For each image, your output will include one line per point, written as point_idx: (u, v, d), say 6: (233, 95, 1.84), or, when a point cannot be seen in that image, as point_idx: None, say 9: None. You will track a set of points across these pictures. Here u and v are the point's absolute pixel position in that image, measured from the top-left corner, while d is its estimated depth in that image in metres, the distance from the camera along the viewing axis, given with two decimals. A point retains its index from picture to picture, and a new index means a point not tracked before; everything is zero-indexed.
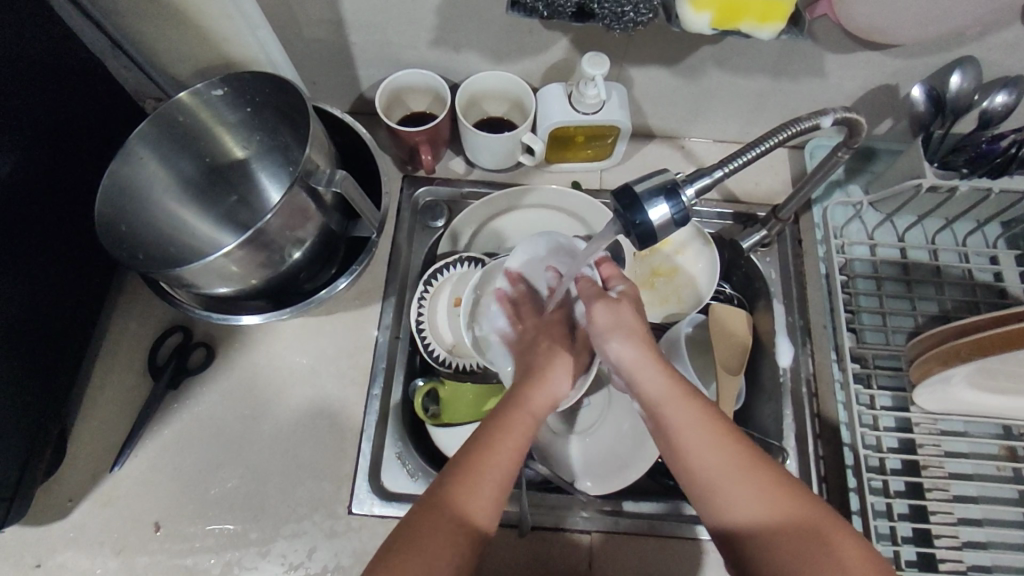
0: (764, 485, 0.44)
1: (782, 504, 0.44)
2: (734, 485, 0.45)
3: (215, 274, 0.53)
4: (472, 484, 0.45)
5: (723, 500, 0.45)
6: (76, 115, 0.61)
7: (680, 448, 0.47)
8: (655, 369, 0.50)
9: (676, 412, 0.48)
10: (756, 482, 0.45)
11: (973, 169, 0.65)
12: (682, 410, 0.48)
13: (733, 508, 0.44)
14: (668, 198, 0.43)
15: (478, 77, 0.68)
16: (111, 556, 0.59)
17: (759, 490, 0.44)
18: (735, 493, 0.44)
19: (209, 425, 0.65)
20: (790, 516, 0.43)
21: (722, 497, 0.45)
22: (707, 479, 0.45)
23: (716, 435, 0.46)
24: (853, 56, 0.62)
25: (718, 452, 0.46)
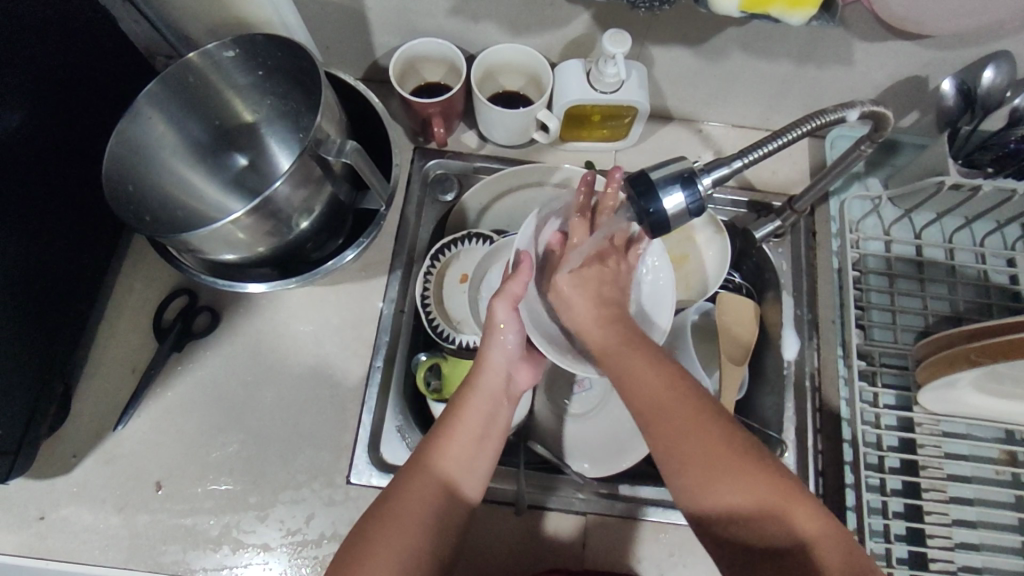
0: (718, 445, 0.43)
1: (769, 488, 0.42)
2: (721, 474, 0.42)
3: (221, 241, 0.53)
4: (449, 446, 0.51)
5: (693, 482, 0.43)
6: (86, 70, 0.60)
7: (640, 409, 0.45)
8: (607, 327, 0.49)
9: (627, 369, 0.46)
10: (707, 439, 0.43)
11: (998, 169, 0.64)
12: (641, 361, 0.46)
13: (708, 493, 0.42)
14: (685, 186, 0.42)
15: (496, 49, 0.66)
16: (113, 512, 0.60)
17: (731, 463, 0.42)
18: (701, 471, 0.42)
19: (212, 389, 0.65)
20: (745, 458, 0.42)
21: (680, 470, 0.43)
22: (683, 457, 0.43)
23: (671, 397, 0.44)
24: (883, 45, 0.60)
25: (675, 412, 0.44)
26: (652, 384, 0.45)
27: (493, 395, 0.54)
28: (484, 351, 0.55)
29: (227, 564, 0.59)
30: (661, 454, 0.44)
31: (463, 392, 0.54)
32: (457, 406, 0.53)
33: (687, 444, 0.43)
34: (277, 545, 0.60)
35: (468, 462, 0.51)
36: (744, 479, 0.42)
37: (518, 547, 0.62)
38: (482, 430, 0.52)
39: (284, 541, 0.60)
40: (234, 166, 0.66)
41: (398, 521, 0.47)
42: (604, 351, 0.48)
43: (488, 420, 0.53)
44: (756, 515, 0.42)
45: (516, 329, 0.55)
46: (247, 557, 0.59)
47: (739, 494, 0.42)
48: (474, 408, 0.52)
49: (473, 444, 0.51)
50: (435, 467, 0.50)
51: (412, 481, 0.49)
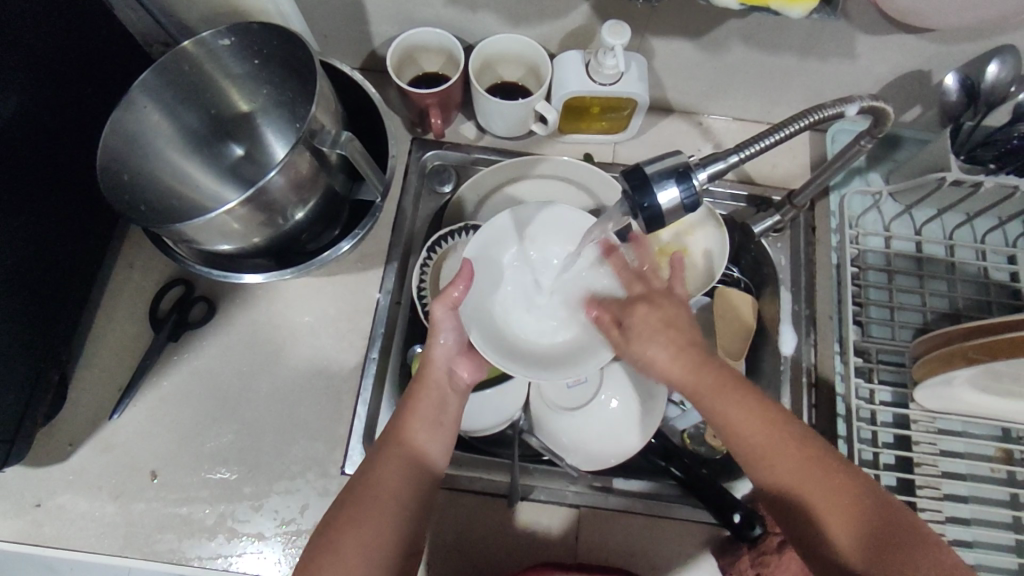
0: (804, 462, 0.46)
1: (844, 492, 0.45)
2: (808, 478, 0.45)
3: (216, 231, 0.52)
4: (410, 425, 0.53)
5: (773, 475, 0.46)
6: (81, 58, 0.59)
7: (721, 424, 0.47)
8: (680, 366, 0.49)
9: (712, 394, 0.47)
10: (796, 460, 0.46)
11: (1000, 166, 0.63)
12: (718, 386, 0.47)
13: (780, 480, 0.46)
14: (679, 181, 0.41)
15: (494, 39, 0.65)
16: (109, 500, 0.61)
17: (807, 467, 0.46)
18: (785, 465, 0.46)
19: (208, 379, 0.65)
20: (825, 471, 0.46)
21: (775, 472, 0.46)
22: (776, 470, 0.46)
23: (756, 417, 0.47)
24: (886, 39, 0.60)
25: (758, 428, 0.46)
26: (736, 408, 0.47)
27: (444, 380, 0.56)
28: (427, 350, 0.56)
29: (222, 553, 0.59)
30: (755, 466, 0.47)
31: (412, 383, 0.56)
32: (409, 396, 0.55)
33: (778, 455, 0.46)
34: (271, 534, 0.60)
35: (425, 447, 0.53)
36: (824, 480, 0.45)
37: (512, 539, 0.62)
38: (436, 413, 0.55)
39: (278, 530, 0.60)
40: (229, 156, 0.65)
41: (358, 510, 0.49)
42: (693, 391, 0.48)
43: (439, 405, 0.55)
44: (824, 505, 0.45)
45: (452, 329, 0.56)
46: (242, 545, 0.60)
47: (812, 490, 0.45)
48: (426, 398, 0.55)
49: (425, 430, 0.54)
50: (390, 454, 0.52)
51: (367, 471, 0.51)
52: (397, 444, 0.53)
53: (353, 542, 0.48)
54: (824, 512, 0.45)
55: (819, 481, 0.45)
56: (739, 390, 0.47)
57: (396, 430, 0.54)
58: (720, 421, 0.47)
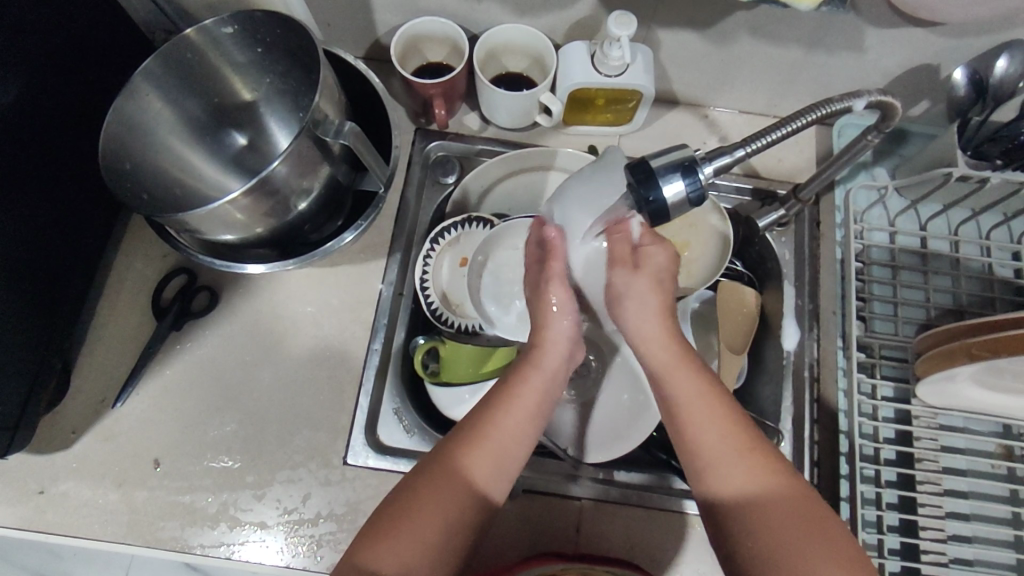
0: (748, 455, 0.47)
1: (774, 485, 0.45)
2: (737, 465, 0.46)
3: (219, 221, 0.52)
4: (495, 426, 0.49)
5: (707, 463, 0.47)
6: (83, 45, 0.59)
7: (675, 413, 0.49)
8: (661, 331, 0.51)
9: (676, 376, 0.50)
10: (736, 448, 0.47)
11: (1008, 161, 0.63)
12: (682, 367, 0.50)
13: (713, 471, 0.47)
14: (685, 175, 0.41)
15: (499, 29, 0.65)
16: (113, 488, 0.61)
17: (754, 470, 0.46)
18: (722, 457, 0.47)
19: (210, 368, 0.66)
20: (761, 463, 0.46)
21: (704, 464, 0.47)
22: (709, 455, 0.47)
23: (727, 413, 0.48)
24: (895, 32, 0.59)
25: (712, 414, 0.48)
26: (693, 392, 0.49)
27: (546, 377, 0.52)
28: (544, 327, 0.54)
29: (225, 541, 0.60)
30: (688, 453, 0.48)
31: (522, 373, 0.53)
32: (512, 387, 0.52)
33: (719, 447, 0.47)
34: (274, 523, 0.60)
35: (515, 448, 0.49)
36: (754, 464, 0.46)
37: (513, 530, 0.62)
38: (532, 415, 0.51)
39: (280, 519, 0.61)
40: (232, 144, 0.65)
41: (432, 501, 0.46)
42: (658, 369, 0.51)
43: (539, 404, 0.51)
44: (766, 505, 0.45)
45: (569, 307, 0.54)
46: (244, 534, 0.60)
47: (768, 503, 0.45)
48: (530, 392, 0.51)
49: (518, 429, 0.50)
50: (458, 460, 0.48)
51: (450, 461, 0.48)
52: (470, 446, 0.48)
53: (395, 540, 0.45)
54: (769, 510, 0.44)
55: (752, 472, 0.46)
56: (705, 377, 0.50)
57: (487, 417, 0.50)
58: (672, 406, 0.49)
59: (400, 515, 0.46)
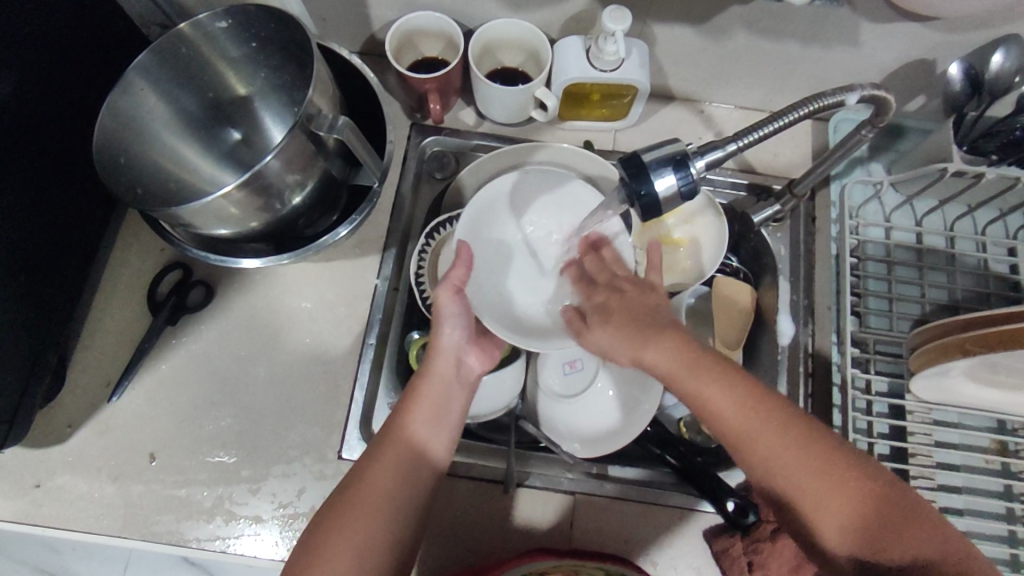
0: (806, 453, 0.45)
1: (839, 480, 0.44)
2: (798, 465, 0.44)
3: (213, 215, 0.52)
4: (412, 419, 0.54)
5: (771, 470, 0.45)
6: (77, 39, 0.59)
7: (716, 419, 0.47)
8: (661, 343, 0.50)
9: (700, 385, 0.47)
10: (793, 448, 0.45)
11: (1002, 157, 0.63)
12: (707, 372, 0.47)
13: (776, 478, 0.45)
14: (677, 169, 0.41)
15: (494, 24, 0.65)
16: (108, 482, 0.61)
17: (809, 463, 0.44)
18: (782, 463, 0.45)
19: (206, 363, 0.66)
20: (820, 458, 0.44)
21: (766, 469, 0.45)
22: (767, 460, 0.45)
23: (752, 404, 0.46)
24: (890, 26, 0.59)
25: (749, 415, 0.46)
26: (727, 395, 0.46)
27: (451, 370, 0.57)
28: (434, 340, 0.58)
29: (220, 535, 0.60)
30: (740, 455, 0.46)
31: (415, 378, 0.56)
32: (409, 392, 0.55)
33: (777, 451, 0.45)
34: (269, 517, 0.61)
35: (426, 436, 0.54)
36: (813, 464, 0.44)
37: (507, 524, 0.62)
38: (434, 409, 0.55)
39: (275, 513, 0.61)
40: (228, 140, 0.65)
41: (355, 512, 0.49)
42: (679, 375, 0.48)
43: (440, 398, 0.56)
44: (823, 504, 0.44)
45: (457, 316, 0.59)
46: (240, 528, 0.60)
47: (818, 493, 0.44)
48: (427, 392, 0.55)
49: (429, 422, 0.54)
50: (387, 455, 0.52)
51: (362, 471, 0.51)
52: (397, 439, 0.53)
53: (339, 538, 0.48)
54: (846, 509, 0.43)
55: (812, 470, 0.44)
56: (738, 381, 0.47)
57: (394, 426, 0.54)
58: (704, 408, 0.47)
59: (344, 511, 0.50)
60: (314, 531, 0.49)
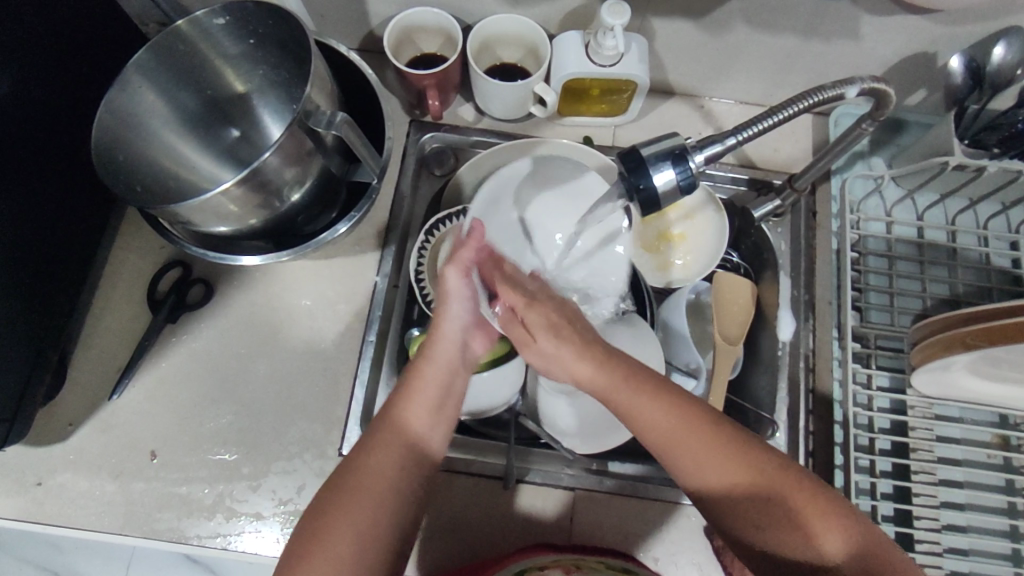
0: (724, 456, 0.46)
1: (757, 480, 0.45)
2: (715, 461, 0.46)
3: (212, 213, 0.52)
4: (414, 403, 0.50)
5: (696, 469, 0.46)
6: (75, 37, 0.58)
7: (640, 429, 0.47)
8: (591, 360, 0.49)
9: (626, 398, 0.48)
10: (714, 450, 0.46)
11: (1004, 150, 0.62)
12: (628, 390, 0.48)
13: (703, 477, 0.46)
14: (675, 163, 0.41)
15: (492, 19, 0.64)
16: (109, 479, 0.61)
17: (734, 459, 0.46)
18: (709, 464, 0.46)
19: (206, 360, 0.66)
20: (738, 458, 0.46)
21: (689, 470, 0.46)
22: (687, 460, 0.46)
23: (673, 409, 0.47)
24: (891, 19, 0.59)
25: (665, 415, 0.47)
26: (649, 405, 0.47)
27: (456, 351, 0.53)
28: (436, 320, 0.53)
29: (221, 532, 0.60)
30: (670, 459, 0.47)
31: (415, 364, 0.52)
32: (407, 378, 0.52)
33: (693, 449, 0.46)
34: (269, 514, 0.61)
35: (428, 424, 0.50)
36: (734, 465, 0.46)
37: (507, 519, 0.62)
38: (437, 399, 0.51)
39: (276, 510, 0.61)
40: (226, 137, 0.65)
41: (348, 517, 0.46)
42: (599, 386, 0.49)
43: (439, 389, 0.52)
44: (755, 500, 0.45)
45: (466, 297, 0.53)
46: (240, 525, 0.60)
47: (748, 487, 0.45)
48: (425, 382, 0.51)
49: (431, 410, 0.51)
50: (388, 440, 0.49)
51: (359, 466, 0.48)
52: (398, 426, 0.50)
53: (337, 530, 0.46)
54: (780, 511, 0.45)
55: (724, 465, 0.46)
56: (649, 391, 0.48)
57: (391, 415, 0.50)
58: (630, 417, 0.48)
59: (346, 500, 0.47)
60: (311, 531, 0.46)
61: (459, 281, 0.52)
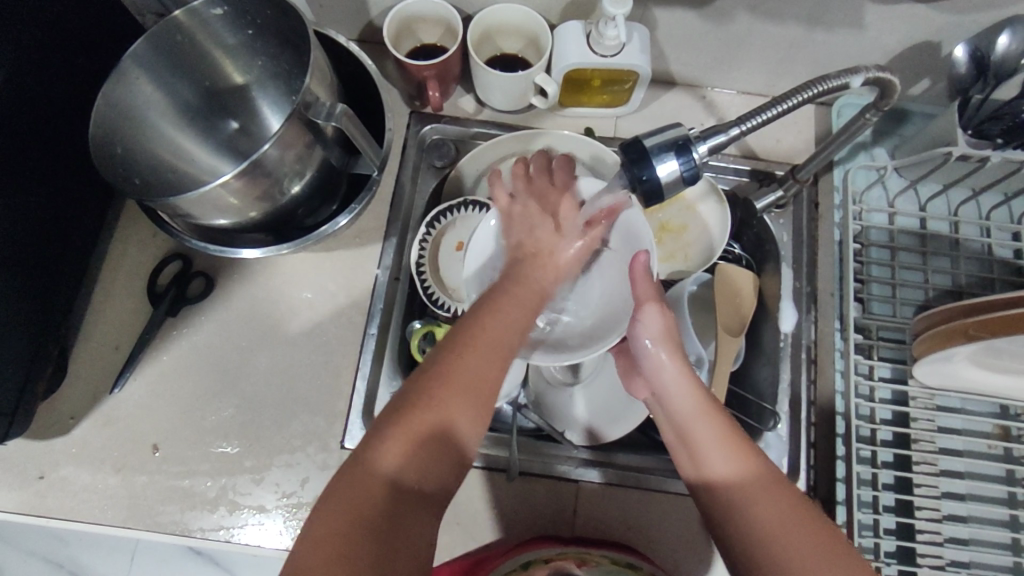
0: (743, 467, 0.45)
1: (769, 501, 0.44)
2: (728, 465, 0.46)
3: (212, 205, 0.52)
4: (499, 312, 0.48)
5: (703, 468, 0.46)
6: (71, 28, 0.58)
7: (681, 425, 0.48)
8: (685, 379, 0.50)
9: (687, 409, 0.48)
10: (734, 459, 0.46)
11: (1008, 140, 0.61)
12: (694, 408, 0.48)
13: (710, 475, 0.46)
14: (679, 154, 0.41)
15: (493, 9, 0.64)
16: (112, 473, 0.61)
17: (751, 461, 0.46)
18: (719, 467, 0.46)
19: (206, 353, 0.66)
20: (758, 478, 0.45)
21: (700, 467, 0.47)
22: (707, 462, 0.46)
23: (717, 424, 0.47)
24: (895, 8, 0.58)
25: (705, 423, 0.47)
26: (696, 417, 0.48)
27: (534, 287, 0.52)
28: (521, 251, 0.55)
29: (224, 525, 0.60)
30: (685, 456, 0.48)
31: (508, 282, 0.51)
32: (499, 293, 0.50)
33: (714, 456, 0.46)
34: (272, 506, 0.61)
35: (516, 332, 0.48)
36: (752, 477, 0.45)
37: (510, 512, 0.63)
38: (519, 313, 0.49)
39: (279, 503, 0.61)
40: (225, 129, 0.65)
41: (427, 408, 0.43)
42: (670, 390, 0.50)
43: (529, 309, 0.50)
44: (760, 512, 0.44)
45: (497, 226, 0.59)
46: (243, 518, 0.60)
47: (760, 486, 0.45)
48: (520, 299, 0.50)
49: (518, 322, 0.48)
50: (473, 348, 0.46)
51: (454, 355, 0.45)
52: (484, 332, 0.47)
53: (404, 440, 0.42)
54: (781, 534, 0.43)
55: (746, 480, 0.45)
56: (712, 414, 0.48)
57: (480, 320, 0.47)
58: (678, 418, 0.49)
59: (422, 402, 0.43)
60: (392, 413, 0.44)
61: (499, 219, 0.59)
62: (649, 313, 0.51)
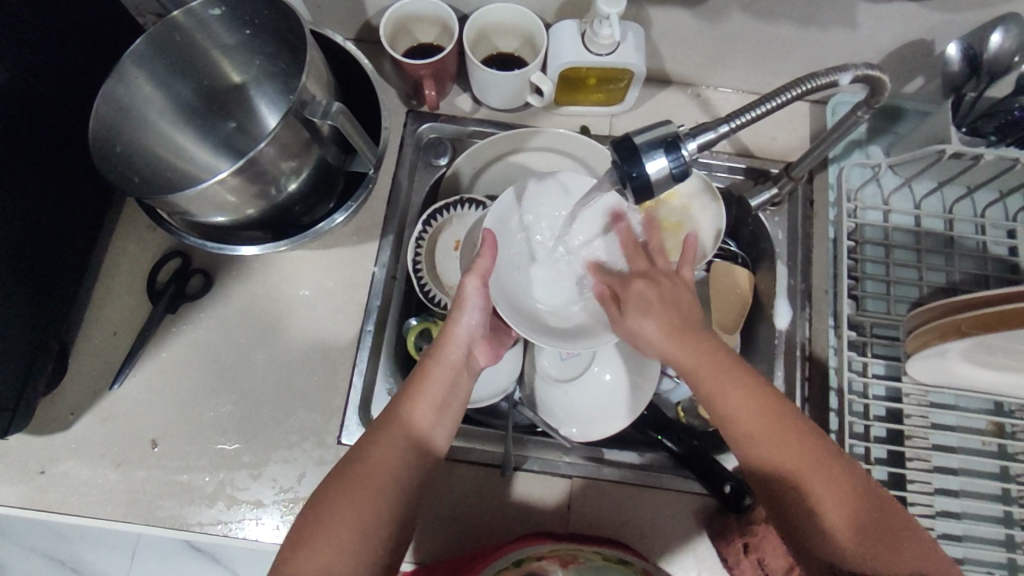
0: (782, 437, 0.48)
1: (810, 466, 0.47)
2: (770, 437, 0.48)
3: (210, 203, 0.52)
4: (419, 398, 0.53)
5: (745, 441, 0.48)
6: (71, 28, 0.59)
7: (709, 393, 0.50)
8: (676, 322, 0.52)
9: (703, 373, 0.50)
10: (774, 429, 0.48)
11: (1002, 138, 0.62)
12: (714, 370, 0.49)
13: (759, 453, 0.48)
14: (668, 151, 0.41)
15: (489, 9, 0.65)
16: (111, 468, 0.62)
17: (795, 444, 0.48)
18: (762, 442, 0.48)
19: (205, 350, 0.66)
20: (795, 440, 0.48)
21: (748, 445, 0.48)
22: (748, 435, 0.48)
23: (745, 389, 0.49)
24: (887, 6, 0.59)
25: (733, 387, 0.49)
26: (724, 382, 0.49)
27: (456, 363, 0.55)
28: (447, 326, 0.56)
29: (222, 519, 0.61)
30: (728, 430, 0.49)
31: (423, 363, 0.55)
32: (416, 378, 0.54)
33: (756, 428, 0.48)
34: (270, 501, 0.61)
35: (429, 423, 0.53)
36: (791, 447, 0.47)
37: (505, 507, 0.63)
38: (438, 398, 0.54)
39: (276, 498, 0.61)
40: (223, 127, 0.65)
41: (346, 509, 0.48)
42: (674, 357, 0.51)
43: (448, 388, 0.54)
44: (805, 483, 0.47)
45: (476, 305, 0.56)
46: (241, 512, 0.61)
47: (803, 465, 0.47)
48: (434, 380, 0.54)
49: (435, 409, 0.53)
50: (391, 437, 0.51)
51: (365, 455, 0.50)
52: (404, 423, 0.52)
53: (330, 534, 0.47)
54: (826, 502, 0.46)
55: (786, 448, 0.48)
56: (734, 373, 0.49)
57: (394, 415, 0.52)
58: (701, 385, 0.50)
59: (349, 488, 0.48)
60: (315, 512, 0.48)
61: (473, 291, 0.55)
62: (469, 286, 0.55)
